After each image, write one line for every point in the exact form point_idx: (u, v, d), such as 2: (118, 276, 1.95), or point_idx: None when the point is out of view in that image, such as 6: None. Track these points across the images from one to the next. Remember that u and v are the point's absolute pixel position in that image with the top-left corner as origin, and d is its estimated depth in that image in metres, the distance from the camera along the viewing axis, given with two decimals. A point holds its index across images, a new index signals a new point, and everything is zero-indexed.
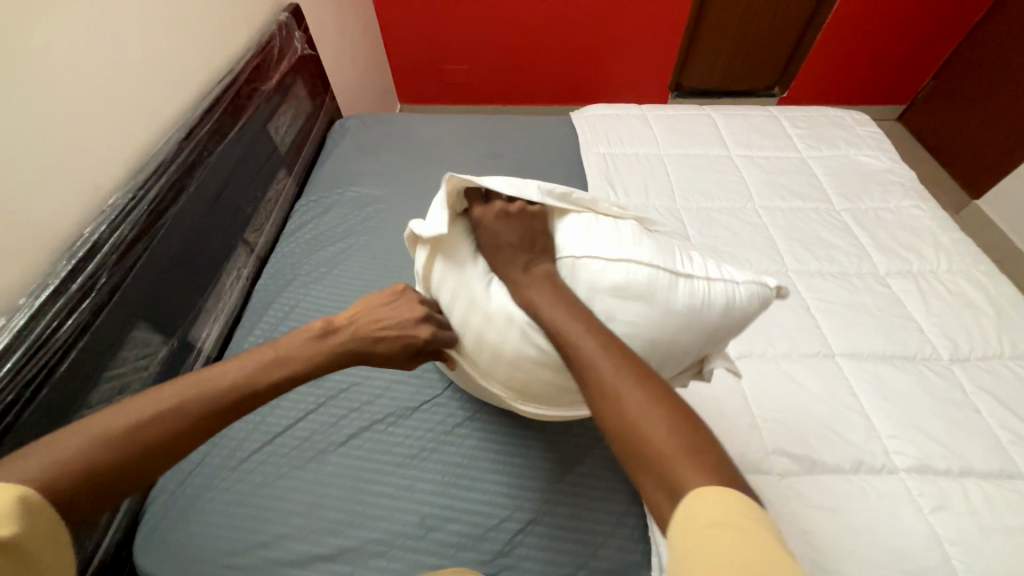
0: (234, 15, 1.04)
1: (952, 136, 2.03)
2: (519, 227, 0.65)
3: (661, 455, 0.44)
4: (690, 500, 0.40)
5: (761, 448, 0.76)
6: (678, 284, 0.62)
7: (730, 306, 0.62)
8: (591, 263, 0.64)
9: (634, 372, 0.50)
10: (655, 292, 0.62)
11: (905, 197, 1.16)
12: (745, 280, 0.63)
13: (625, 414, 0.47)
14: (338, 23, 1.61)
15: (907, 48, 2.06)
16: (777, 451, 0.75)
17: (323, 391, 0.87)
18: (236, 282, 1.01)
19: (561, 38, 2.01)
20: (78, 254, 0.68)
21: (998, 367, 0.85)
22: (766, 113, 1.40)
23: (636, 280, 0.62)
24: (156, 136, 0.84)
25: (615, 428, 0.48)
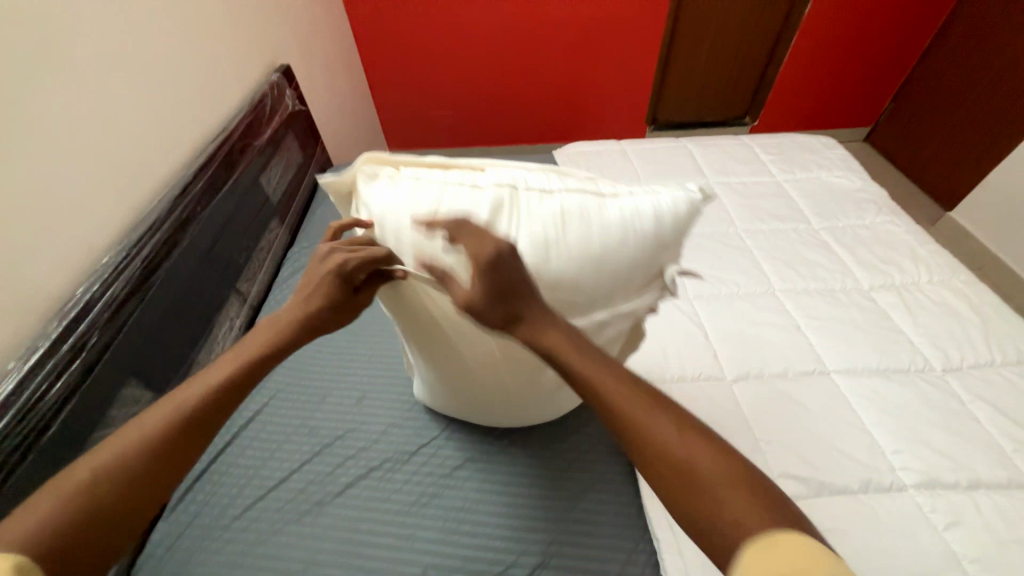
0: (229, 79, 1.10)
1: (918, 154, 2.13)
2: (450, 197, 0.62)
3: (716, 503, 0.39)
4: (760, 552, 0.36)
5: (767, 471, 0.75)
6: (608, 206, 0.60)
7: (661, 215, 0.60)
8: (526, 208, 0.60)
9: (678, 424, 0.44)
10: (592, 229, 0.59)
11: (880, 213, 1.20)
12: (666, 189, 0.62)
13: (671, 459, 0.42)
14: (328, 79, 1.70)
15: (864, 76, 2.20)
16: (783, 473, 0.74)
17: (319, 439, 0.85)
18: (229, 333, 1.00)
19: (541, 83, 2.12)
20: (70, 314, 0.68)
21: (990, 374, 0.86)
22: (739, 142, 1.47)
23: (572, 215, 0.59)
24: (151, 194, 0.86)
25: (665, 474, 0.42)
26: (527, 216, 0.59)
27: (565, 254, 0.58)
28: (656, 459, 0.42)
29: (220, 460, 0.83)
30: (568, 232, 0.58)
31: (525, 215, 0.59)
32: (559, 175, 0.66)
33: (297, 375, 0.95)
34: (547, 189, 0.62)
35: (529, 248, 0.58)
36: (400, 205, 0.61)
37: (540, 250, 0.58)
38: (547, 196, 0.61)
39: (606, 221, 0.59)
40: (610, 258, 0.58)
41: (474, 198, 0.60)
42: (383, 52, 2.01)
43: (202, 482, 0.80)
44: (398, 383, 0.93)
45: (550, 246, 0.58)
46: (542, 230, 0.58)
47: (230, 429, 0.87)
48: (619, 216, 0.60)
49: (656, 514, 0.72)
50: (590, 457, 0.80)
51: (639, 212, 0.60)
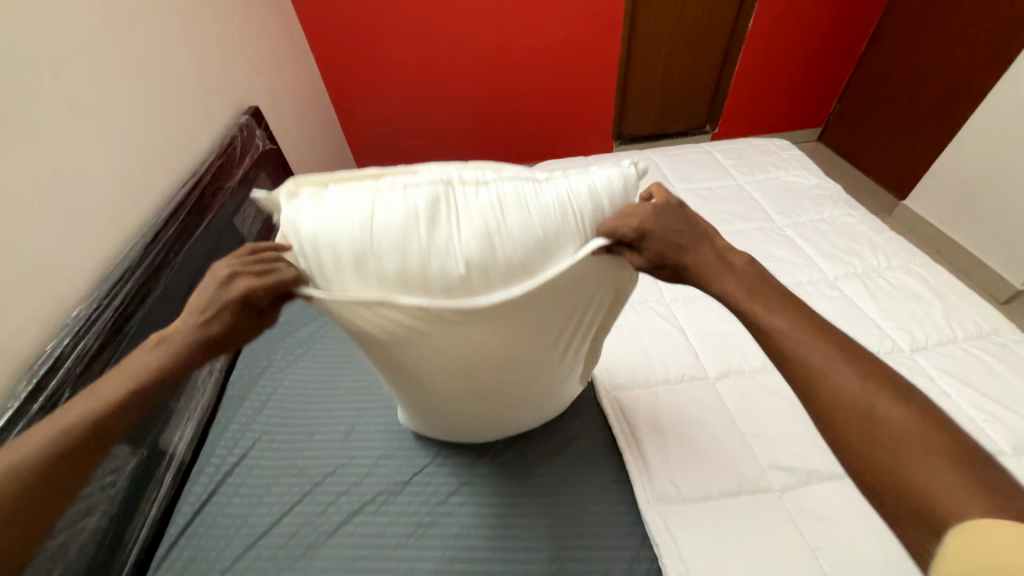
0: (197, 124, 1.11)
1: (868, 149, 2.26)
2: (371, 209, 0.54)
3: (898, 452, 0.42)
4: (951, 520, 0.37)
5: (756, 465, 0.76)
6: (545, 189, 0.56)
7: (601, 195, 0.56)
8: (463, 205, 0.55)
9: (859, 373, 0.46)
10: (531, 211, 0.54)
11: (837, 207, 1.27)
12: (602, 170, 0.58)
13: (848, 404, 0.44)
14: (298, 117, 1.72)
15: (809, 80, 2.34)
16: (772, 466, 0.76)
17: (308, 479, 0.83)
18: (209, 377, 0.98)
19: (507, 107, 2.19)
20: (40, 372, 0.66)
21: (954, 350, 0.90)
22: (700, 149, 1.54)
23: (511, 204, 0.55)
24: (121, 244, 0.86)
25: (837, 416, 0.45)
26: (465, 213, 0.54)
27: (512, 251, 0.53)
28: (832, 406, 0.45)
29: (205, 510, 0.80)
30: (510, 224, 0.54)
31: (463, 213, 0.54)
32: (492, 164, 0.60)
33: (282, 415, 0.93)
34: (482, 180, 0.57)
35: (471, 248, 0.53)
36: (324, 224, 0.53)
37: (483, 247, 0.53)
38: (482, 187, 0.56)
39: (545, 206, 0.55)
40: (556, 245, 0.55)
41: (406, 199, 0.54)
42: (351, 88, 2.05)
43: (188, 536, 0.77)
44: (386, 413, 0.92)
45: (494, 240, 0.53)
46: (485, 228, 0.53)
47: (215, 476, 0.84)
48: (560, 200, 0.55)
49: (652, 519, 0.72)
50: (584, 468, 0.80)
51: (581, 192, 0.56)
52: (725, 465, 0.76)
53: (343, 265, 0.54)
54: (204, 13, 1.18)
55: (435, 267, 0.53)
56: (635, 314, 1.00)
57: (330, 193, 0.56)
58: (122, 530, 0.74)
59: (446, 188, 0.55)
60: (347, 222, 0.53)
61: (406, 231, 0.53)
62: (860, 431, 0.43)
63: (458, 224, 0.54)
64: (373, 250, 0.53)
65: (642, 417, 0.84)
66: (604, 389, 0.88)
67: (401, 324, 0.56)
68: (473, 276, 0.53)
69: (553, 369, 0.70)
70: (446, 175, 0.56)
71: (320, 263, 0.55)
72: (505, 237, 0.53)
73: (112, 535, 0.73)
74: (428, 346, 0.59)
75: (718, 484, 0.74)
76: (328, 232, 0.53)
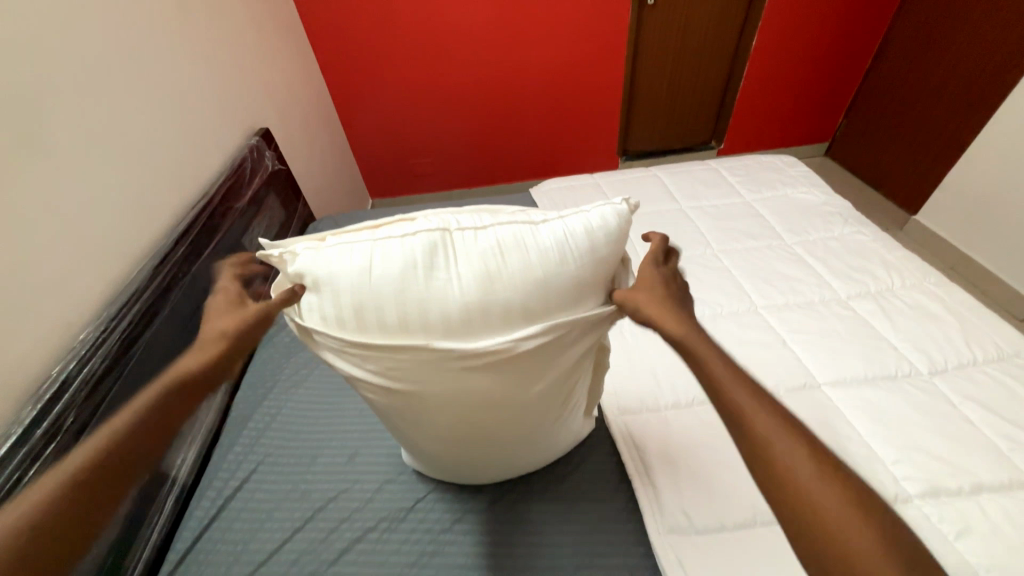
0: (208, 146, 1.13)
1: (877, 164, 2.24)
2: (364, 258, 0.55)
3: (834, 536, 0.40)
4: None
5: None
6: (542, 231, 0.57)
7: (596, 231, 0.58)
8: (462, 247, 0.56)
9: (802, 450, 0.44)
10: (530, 254, 0.55)
11: (847, 224, 1.25)
12: (595, 206, 0.60)
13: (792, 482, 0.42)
14: (307, 136, 1.75)
15: (814, 96, 2.35)
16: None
17: (311, 503, 0.82)
18: (214, 399, 0.97)
19: (513, 124, 2.22)
20: (44, 396, 0.66)
21: (975, 373, 0.87)
22: (706, 167, 1.54)
23: (509, 246, 0.55)
24: (130, 266, 0.87)
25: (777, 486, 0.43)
26: (464, 257, 0.55)
27: (513, 292, 0.53)
28: (773, 476, 0.44)
29: (206, 535, 0.79)
30: (509, 265, 0.54)
31: (462, 257, 0.55)
32: (489, 210, 0.62)
33: (286, 438, 0.92)
34: (479, 226, 0.58)
35: (469, 290, 0.53)
36: (331, 275, 0.55)
37: (482, 289, 0.53)
38: (480, 233, 0.57)
39: (543, 247, 0.56)
40: (558, 286, 0.55)
41: (404, 246, 0.55)
42: (360, 108, 2.10)
43: (188, 562, 0.76)
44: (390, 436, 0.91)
45: (492, 280, 0.53)
46: (483, 270, 0.54)
47: (217, 500, 0.83)
48: (556, 240, 0.56)
49: (663, 551, 0.69)
50: (592, 495, 0.78)
51: (576, 232, 0.57)
52: (738, 493, 0.74)
53: (346, 309, 0.55)
54: (217, 40, 1.21)
55: (435, 310, 0.53)
56: (643, 335, 0.99)
57: (334, 246, 0.58)
58: (123, 557, 0.73)
59: (444, 233, 0.56)
60: (351, 272, 0.55)
61: (406, 277, 0.53)
62: (795, 505, 0.42)
63: (456, 266, 0.54)
64: (374, 295, 0.53)
65: (651, 442, 0.81)
66: (612, 412, 0.86)
67: (393, 369, 0.55)
68: (474, 319, 0.53)
69: (560, 411, 0.69)
70: (444, 223, 0.58)
71: (329, 316, 0.56)
72: (503, 279, 0.53)
73: (112, 562, 0.71)
74: (441, 399, 0.57)
75: (732, 514, 0.72)
76: (333, 281, 0.55)
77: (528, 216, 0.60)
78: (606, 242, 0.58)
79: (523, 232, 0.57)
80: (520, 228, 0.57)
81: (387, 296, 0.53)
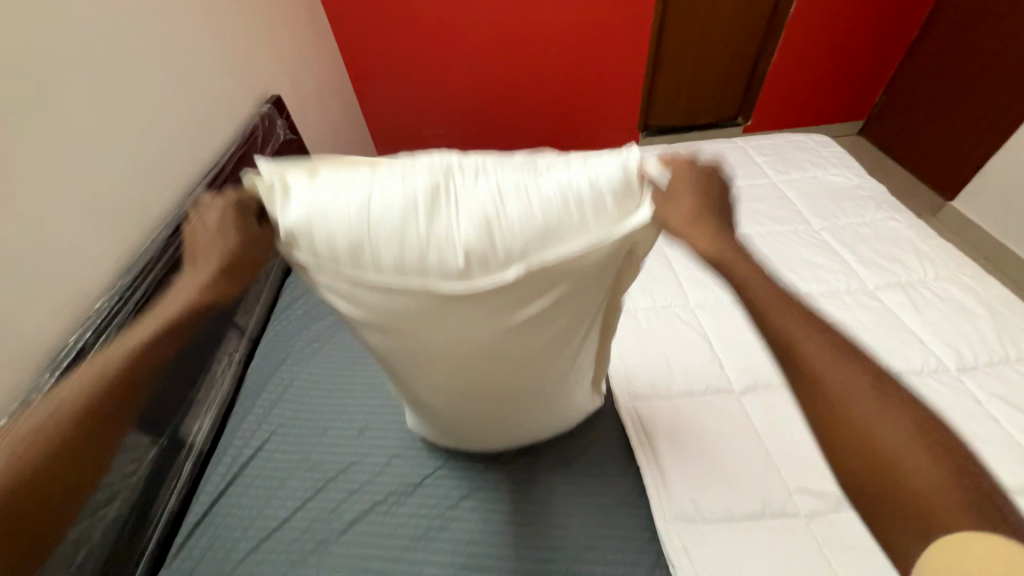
0: (219, 113, 1.11)
1: (915, 145, 2.12)
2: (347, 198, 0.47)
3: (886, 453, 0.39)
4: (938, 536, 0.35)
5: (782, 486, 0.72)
6: (545, 178, 0.49)
7: (627, 173, 0.49)
8: (467, 190, 0.48)
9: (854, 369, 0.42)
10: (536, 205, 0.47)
11: (880, 209, 1.19)
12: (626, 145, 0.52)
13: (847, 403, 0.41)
14: (320, 104, 1.71)
15: (853, 70, 2.20)
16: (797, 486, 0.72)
17: (322, 474, 0.83)
18: (228, 368, 0.99)
19: (530, 95, 2.14)
20: (63, 364, 0.67)
21: (1006, 371, 0.83)
22: (732, 144, 1.46)
23: (518, 189, 0.47)
24: (143, 236, 0.86)
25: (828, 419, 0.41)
26: (468, 200, 0.47)
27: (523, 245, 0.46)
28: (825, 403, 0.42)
29: (222, 500, 0.81)
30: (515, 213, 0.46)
31: (465, 200, 0.47)
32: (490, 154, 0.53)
33: (298, 409, 0.93)
34: (480, 167, 0.50)
35: (470, 237, 0.45)
36: (314, 211, 0.47)
37: (484, 239, 0.45)
38: (484, 175, 0.49)
39: (553, 189, 0.48)
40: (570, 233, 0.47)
41: (401, 186, 0.47)
42: (373, 75, 2.03)
43: (205, 525, 0.79)
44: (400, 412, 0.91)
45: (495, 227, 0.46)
46: (485, 214, 0.46)
47: (232, 468, 0.85)
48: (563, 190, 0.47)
49: (668, 537, 0.69)
50: (599, 479, 0.78)
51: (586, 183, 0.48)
52: (749, 483, 0.73)
53: (330, 250, 0.47)
54: (228, 0, 1.17)
55: (433, 256, 0.45)
56: (657, 320, 0.97)
57: (316, 180, 0.48)
58: (143, 517, 0.76)
59: (444, 175, 0.49)
60: (333, 209, 0.47)
61: (405, 216, 0.45)
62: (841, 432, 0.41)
63: (457, 210, 0.47)
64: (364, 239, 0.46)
65: (661, 429, 0.80)
66: (622, 398, 0.85)
67: (388, 309, 0.50)
68: (475, 262, 0.46)
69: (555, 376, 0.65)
70: (442, 163, 0.50)
71: (312, 257, 0.48)
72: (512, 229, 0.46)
73: (133, 521, 0.75)
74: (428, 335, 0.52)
75: (741, 505, 0.71)
76: (322, 217, 0.46)
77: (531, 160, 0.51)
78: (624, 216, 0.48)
79: (535, 174, 0.49)
80: (529, 171, 0.50)
81: (376, 239, 0.46)
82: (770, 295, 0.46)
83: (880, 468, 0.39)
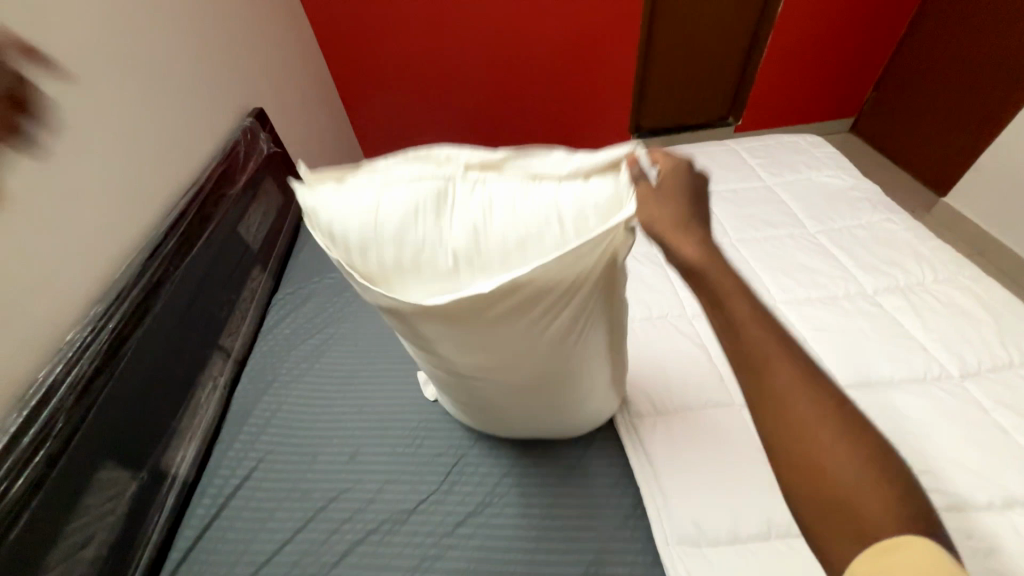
0: (198, 129, 1.08)
1: (906, 141, 2.12)
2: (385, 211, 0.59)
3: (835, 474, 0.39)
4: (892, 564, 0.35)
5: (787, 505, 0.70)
6: (532, 193, 0.56)
7: (590, 201, 0.54)
8: (464, 199, 0.57)
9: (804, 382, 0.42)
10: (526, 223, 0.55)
11: (875, 211, 1.17)
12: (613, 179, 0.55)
13: (800, 426, 0.41)
14: (305, 114, 1.68)
15: (842, 67, 2.20)
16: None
17: (312, 503, 0.80)
18: (213, 393, 0.95)
19: (520, 100, 2.12)
20: (30, 403, 0.64)
21: (1010, 377, 0.81)
22: (724, 147, 1.45)
23: (501, 202, 0.56)
24: (118, 261, 0.83)
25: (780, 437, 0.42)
26: (461, 210, 0.56)
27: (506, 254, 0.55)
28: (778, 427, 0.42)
29: (207, 535, 0.78)
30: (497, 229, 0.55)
31: (460, 208, 0.57)
32: (493, 165, 0.60)
33: (286, 435, 0.90)
34: (480, 180, 0.59)
35: (460, 239, 0.55)
36: (343, 212, 0.57)
37: (470, 245, 0.55)
38: (479, 186, 0.58)
39: (534, 206, 0.56)
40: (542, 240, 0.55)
41: (413, 191, 0.57)
42: (360, 83, 2.00)
43: (189, 562, 0.75)
44: (392, 435, 0.88)
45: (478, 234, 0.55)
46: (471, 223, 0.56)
47: (218, 499, 0.82)
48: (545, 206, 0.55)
49: (672, 562, 0.67)
50: (598, 501, 0.75)
51: (569, 197, 0.55)
52: (754, 503, 0.70)
53: (350, 245, 0.57)
54: (206, 13, 1.14)
55: (428, 257, 0.55)
56: (653, 331, 0.94)
57: (354, 180, 0.61)
58: (122, 558, 0.72)
59: (447, 183, 0.58)
60: (362, 214, 0.57)
61: (407, 223, 0.56)
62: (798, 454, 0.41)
63: (453, 218, 0.56)
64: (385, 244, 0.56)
65: (660, 447, 0.78)
66: (619, 414, 0.83)
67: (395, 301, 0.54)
68: (461, 264, 0.55)
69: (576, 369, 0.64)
70: (450, 173, 0.59)
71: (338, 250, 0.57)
72: (493, 235, 0.55)
73: (111, 563, 0.71)
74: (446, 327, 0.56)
75: (745, 525, 0.69)
76: (336, 218, 0.57)
77: (525, 177, 0.59)
78: (605, 218, 0.54)
79: (522, 184, 0.58)
80: (520, 181, 0.58)
81: (389, 242, 0.56)
82: (745, 315, 0.45)
83: (848, 518, 0.38)
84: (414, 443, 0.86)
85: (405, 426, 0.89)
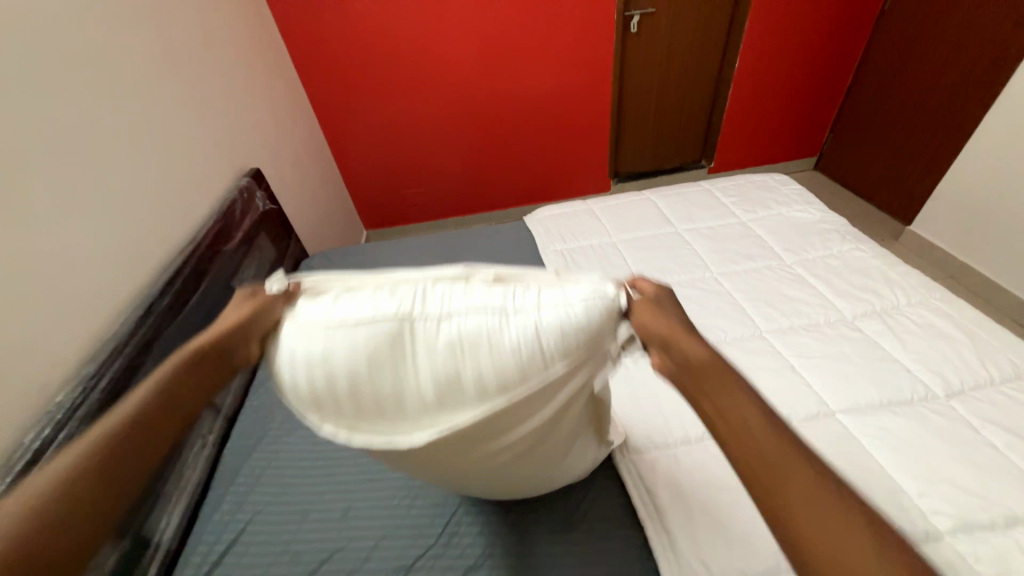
0: (196, 191, 1.13)
1: (867, 177, 2.27)
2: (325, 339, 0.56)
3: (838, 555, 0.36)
4: None
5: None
6: (511, 324, 0.54)
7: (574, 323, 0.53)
8: (429, 331, 0.54)
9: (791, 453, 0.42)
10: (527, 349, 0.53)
11: (845, 241, 1.24)
12: (581, 297, 0.55)
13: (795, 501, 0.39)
14: (300, 173, 1.76)
15: (800, 114, 2.40)
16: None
17: (303, 565, 0.76)
18: (201, 452, 0.93)
19: (505, 153, 2.25)
20: (15, 467, 0.62)
21: (993, 394, 0.84)
22: (698, 188, 1.54)
23: (473, 334, 0.53)
24: (111, 319, 0.84)
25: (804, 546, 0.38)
26: (429, 351, 0.54)
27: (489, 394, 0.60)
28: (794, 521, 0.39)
29: None
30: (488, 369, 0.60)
31: (426, 351, 0.54)
32: (457, 286, 0.58)
33: (277, 492, 0.87)
34: (444, 311, 0.55)
35: (435, 372, 0.53)
36: (306, 355, 0.55)
37: (448, 386, 0.53)
38: (444, 321, 0.54)
39: (508, 346, 0.53)
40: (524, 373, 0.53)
41: (370, 330, 0.54)
42: (352, 143, 2.12)
43: None
44: (386, 487, 0.86)
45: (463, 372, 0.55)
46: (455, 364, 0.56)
47: (203, 567, 0.78)
48: (526, 339, 0.53)
49: None
50: (602, 545, 0.73)
51: (555, 326, 0.53)
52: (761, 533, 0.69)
53: (307, 397, 0.56)
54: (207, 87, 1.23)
55: (409, 397, 0.54)
56: (646, 366, 0.96)
57: (301, 319, 0.58)
58: None
59: (403, 321, 0.55)
60: (318, 347, 0.55)
61: (371, 359, 0.54)
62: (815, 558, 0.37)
63: (420, 358, 0.54)
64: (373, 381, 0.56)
65: (661, 484, 0.77)
66: (618, 451, 0.83)
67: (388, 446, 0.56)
68: (443, 398, 0.54)
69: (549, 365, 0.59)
70: (404, 306, 0.56)
71: (301, 399, 0.56)
72: (465, 354, 0.53)
73: None
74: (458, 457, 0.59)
75: (750, 558, 0.67)
76: (298, 364, 0.55)
77: (501, 299, 0.56)
78: (592, 342, 0.55)
79: (495, 313, 0.55)
80: (494, 309, 0.55)
81: (354, 376, 0.54)
82: (739, 403, 0.45)
83: None
84: (409, 494, 0.84)
85: (400, 477, 0.87)
